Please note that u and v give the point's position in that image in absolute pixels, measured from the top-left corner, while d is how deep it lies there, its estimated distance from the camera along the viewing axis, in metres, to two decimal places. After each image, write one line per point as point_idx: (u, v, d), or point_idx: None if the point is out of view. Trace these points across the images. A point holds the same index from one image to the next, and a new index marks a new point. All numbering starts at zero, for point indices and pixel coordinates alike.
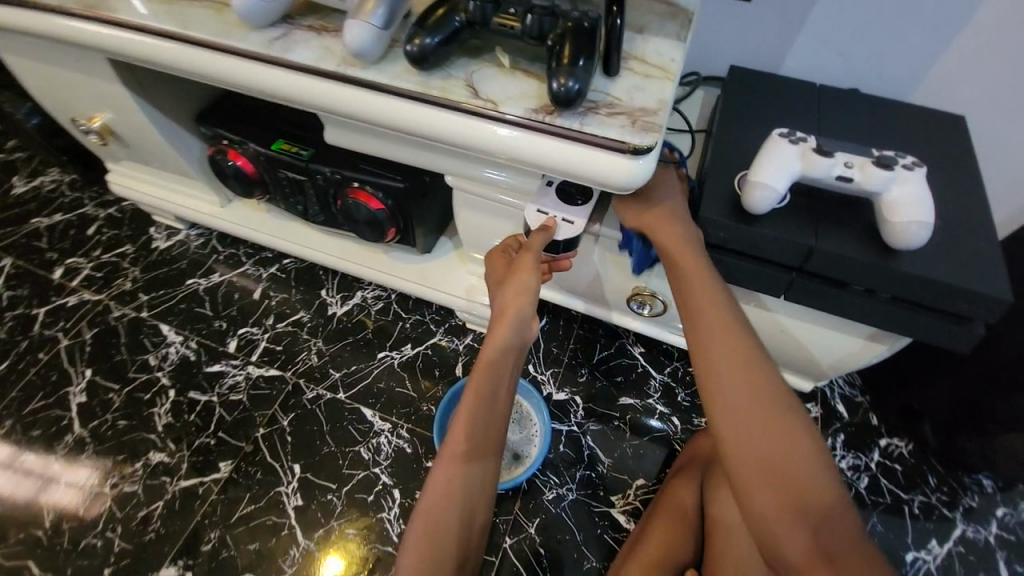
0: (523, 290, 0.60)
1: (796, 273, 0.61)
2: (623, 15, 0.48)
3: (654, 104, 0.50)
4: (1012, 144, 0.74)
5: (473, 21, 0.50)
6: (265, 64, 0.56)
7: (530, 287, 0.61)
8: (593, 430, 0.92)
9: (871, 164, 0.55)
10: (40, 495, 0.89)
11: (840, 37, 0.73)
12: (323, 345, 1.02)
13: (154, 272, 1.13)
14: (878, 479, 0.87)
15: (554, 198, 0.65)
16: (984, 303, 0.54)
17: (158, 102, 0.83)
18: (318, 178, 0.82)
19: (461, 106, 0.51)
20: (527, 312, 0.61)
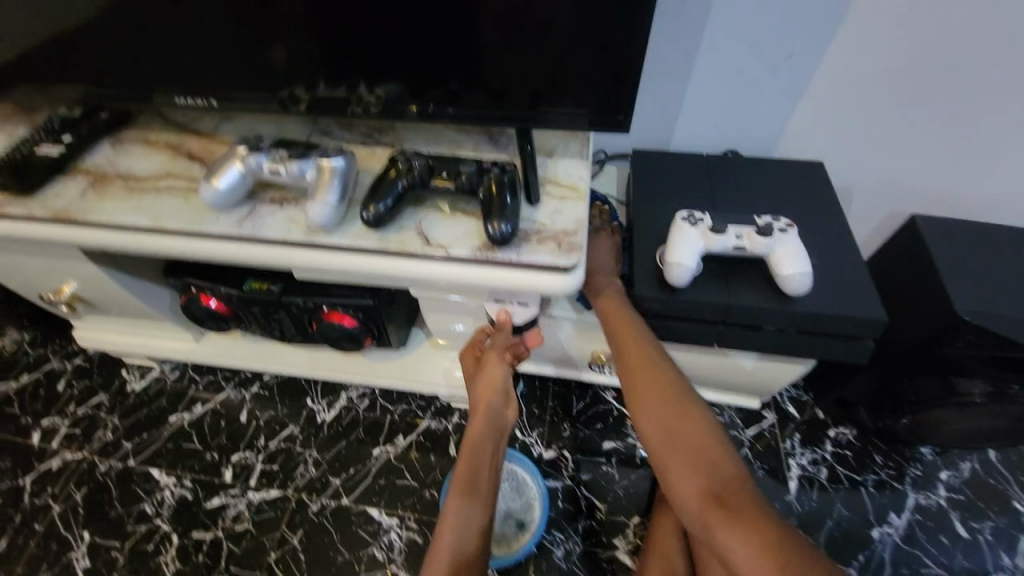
0: (494, 387, 0.71)
1: (723, 325, 0.73)
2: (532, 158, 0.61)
3: (573, 225, 0.62)
4: (862, 175, 0.92)
5: (414, 184, 0.60)
6: (240, 242, 0.64)
7: (499, 385, 0.72)
8: (585, 480, 1.00)
9: (755, 234, 0.69)
10: None
11: (711, 115, 0.89)
12: (318, 454, 1.06)
13: (134, 416, 1.14)
14: (835, 467, 1.00)
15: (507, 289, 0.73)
16: (866, 325, 0.68)
17: (125, 266, 0.89)
18: (292, 307, 0.88)
19: (418, 254, 0.60)
20: (499, 404, 0.71)
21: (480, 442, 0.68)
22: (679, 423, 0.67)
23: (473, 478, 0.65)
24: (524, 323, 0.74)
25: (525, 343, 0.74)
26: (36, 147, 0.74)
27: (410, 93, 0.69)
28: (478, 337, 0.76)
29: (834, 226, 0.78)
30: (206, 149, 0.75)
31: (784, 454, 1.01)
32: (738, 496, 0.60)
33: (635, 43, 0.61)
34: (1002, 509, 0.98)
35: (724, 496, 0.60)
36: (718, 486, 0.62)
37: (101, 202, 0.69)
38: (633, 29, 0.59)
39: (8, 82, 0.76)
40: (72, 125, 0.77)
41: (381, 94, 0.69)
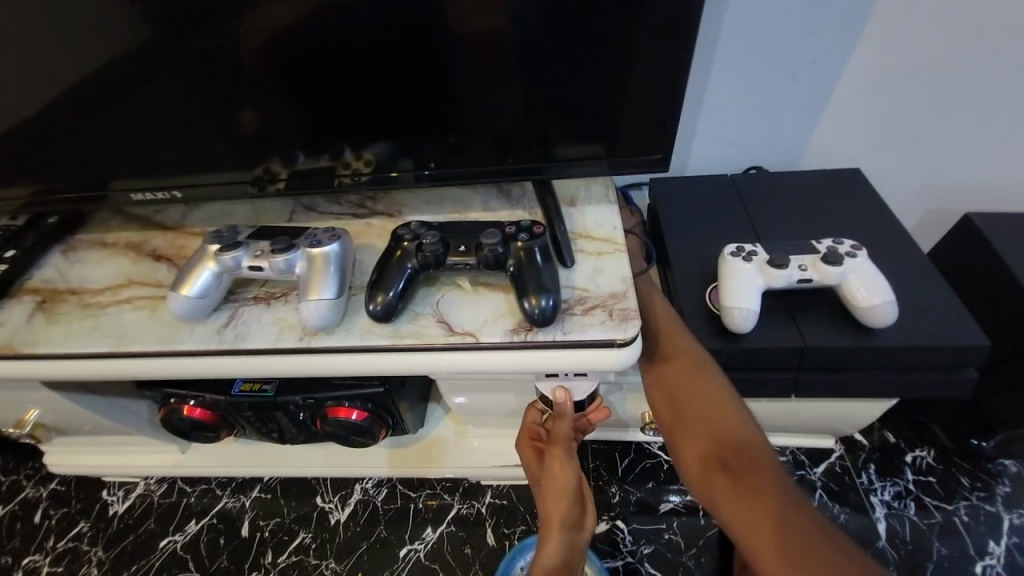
0: (567, 496, 0.61)
1: (798, 371, 0.64)
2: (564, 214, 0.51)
3: (621, 286, 0.52)
4: (898, 175, 0.85)
5: (427, 264, 0.50)
6: (222, 356, 0.53)
7: (571, 492, 0.61)
8: (648, 554, 0.87)
9: (821, 263, 0.61)
10: None
11: (730, 133, 0.82)
12: (337, 564, 0.92)
13: (120, 545, 0.99)
14: (922, 498, 0.89)
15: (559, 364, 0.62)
16: (963, 353, 0.59)
17: (91, 385, 0.76)
18: (291, 406, 0.76)
19: (440, 345, 0.50)
20: (574, 514, 0.61)
21: (560, 572, 0.57)
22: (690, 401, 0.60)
23: None
24: (585, 399, 0.63)
25: (590, 420, 0.65)
26: None
27: (404, 155, 0.60)
28: (532, 416, 0.68)
29: (893, 238, 0.70)
30: (173, 245, 0.64)
31: (864, 490, 0.90)
32: (752, 473, 0.53)
33: (660, 71, 0.53)
34: None
35: (733, 467, 0.54)
36: (729, 459, 0.55)
37: (50, 326, 0.58)
38: (657, 56, 0.52)
39: None
40: (13, 236, 0.66)
41: (370, 158, 0.60)
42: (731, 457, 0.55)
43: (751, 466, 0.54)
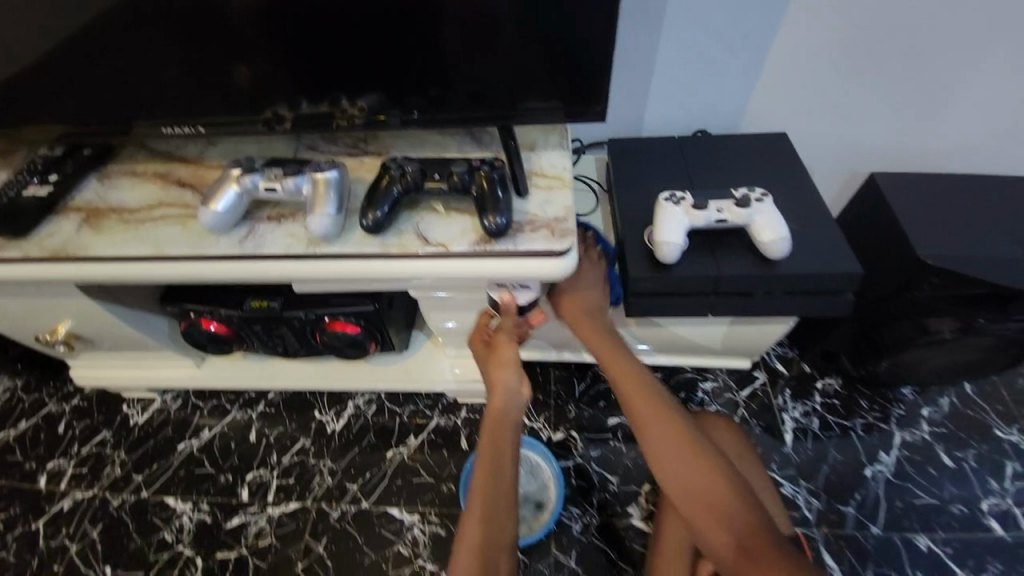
0: (507, 364, 0.74)
1: (714, 295, 0.77)
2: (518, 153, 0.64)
3: (563, 212, 0.65)
4: (822, 140, 0.98)
5: (409, 188, 0.63)
6: (243, 261, 0.66)
7: (513, 363, 0.75)
8: (595, 456, 1.04)
9: (735, 207, 0.73)
10: None
11: (678, 97, 0.94)
12: (333, 463, 1.08)
13: (142, 448, 1.13)
14: (826, 416, 1.06)
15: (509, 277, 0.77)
16: (844, 279, 0.73)
17: (121, 299, 0.89)
18: (295, 321, 0.90)
19: (419, 254, 0.63)
20: (513, 381, 0.74)
21: (500, 429, 0.71)
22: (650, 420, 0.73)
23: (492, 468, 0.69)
24: (528, 304, 0.79)
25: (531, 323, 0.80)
26: (22, 188, 0.74)
27: (392, 103, 0.71)
28: (482, 321, 0.82)
29: (803, 190, 0.84)
30: (195, 175, 0.76)
31: (779, 409, 1.07)
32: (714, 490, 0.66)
33: (600, 36, 0.64)
34: (988, 439, 1.03)
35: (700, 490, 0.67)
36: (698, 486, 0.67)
37: (96, 236, 0.70)
38: (596, 23, 0.63)
39: None
40: (56, 164, 0.77)
41: (363, 105, 0.71)
42: (692, 470, 0.68)
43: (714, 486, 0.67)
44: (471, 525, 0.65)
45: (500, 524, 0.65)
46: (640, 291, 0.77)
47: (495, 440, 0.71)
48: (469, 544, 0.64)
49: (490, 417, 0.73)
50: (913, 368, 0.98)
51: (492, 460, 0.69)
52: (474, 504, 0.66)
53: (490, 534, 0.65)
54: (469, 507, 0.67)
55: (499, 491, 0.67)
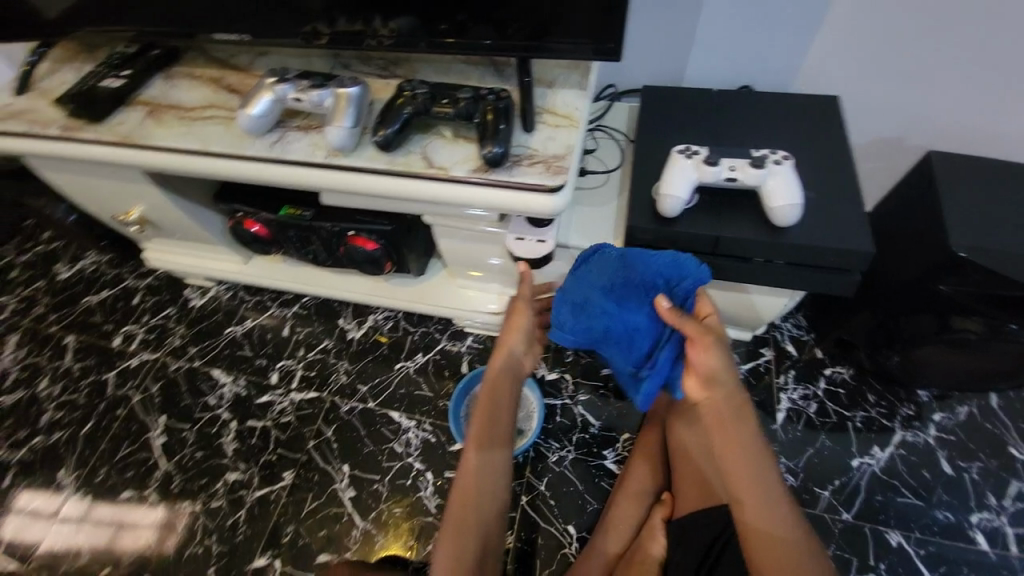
0: (518, 329, 0.81)
1: (712, 256, 0.76)
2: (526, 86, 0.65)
3: (563, 151, 0.67)
4: (881, 110, 0.90)
5: (419, 110, 0.67)
6: (272, 164, 0.73)
7: (523, 330, 0.81)
8: (582, 400, 1.09)
9: (748, 166, 0.71)
10: (116, 534, 1.08)
11: (724, 47, 0.88)
12: (349, 365, 1.21)
13: (196, 327, 1.32)
14: (826, 402, 1.04)
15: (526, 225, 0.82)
16: (854, 257, 0.70)
17: (182, 191, 1.02)
18: (322, 231, 0.99)
19: (421, 175, 0.68)
20: (519, 344, 0.81)
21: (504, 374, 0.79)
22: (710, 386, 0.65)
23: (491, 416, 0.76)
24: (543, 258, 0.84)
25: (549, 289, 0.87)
26: (102, 80, 0.85)
27: (421, 28, 0.73)
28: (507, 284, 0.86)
29: (838, 160, 0.79)
30: (243, 83, 0.83)
31: (777, 388, 1.06)
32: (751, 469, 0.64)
33: None
34: (997, 453, 0.99)
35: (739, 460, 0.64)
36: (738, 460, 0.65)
37: (157, 128, 0.80)
38: None
39: (69, 20, 0.85)
40: (130, 61, 0.87)
41: (394, 27, 0.74)
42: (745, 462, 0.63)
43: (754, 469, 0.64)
44: (475, 447, 0.74)
45: (498, 450, 0.74)
46: (639, 243, 0.78)
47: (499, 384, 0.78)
48: (468, 465, 0.73)
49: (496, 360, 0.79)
50: (930, 369, 0.93)
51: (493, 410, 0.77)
52: (476, 432, 0.75)
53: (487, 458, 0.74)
54: (472, 432, 0.75)
55: (498, 424, 0.76)
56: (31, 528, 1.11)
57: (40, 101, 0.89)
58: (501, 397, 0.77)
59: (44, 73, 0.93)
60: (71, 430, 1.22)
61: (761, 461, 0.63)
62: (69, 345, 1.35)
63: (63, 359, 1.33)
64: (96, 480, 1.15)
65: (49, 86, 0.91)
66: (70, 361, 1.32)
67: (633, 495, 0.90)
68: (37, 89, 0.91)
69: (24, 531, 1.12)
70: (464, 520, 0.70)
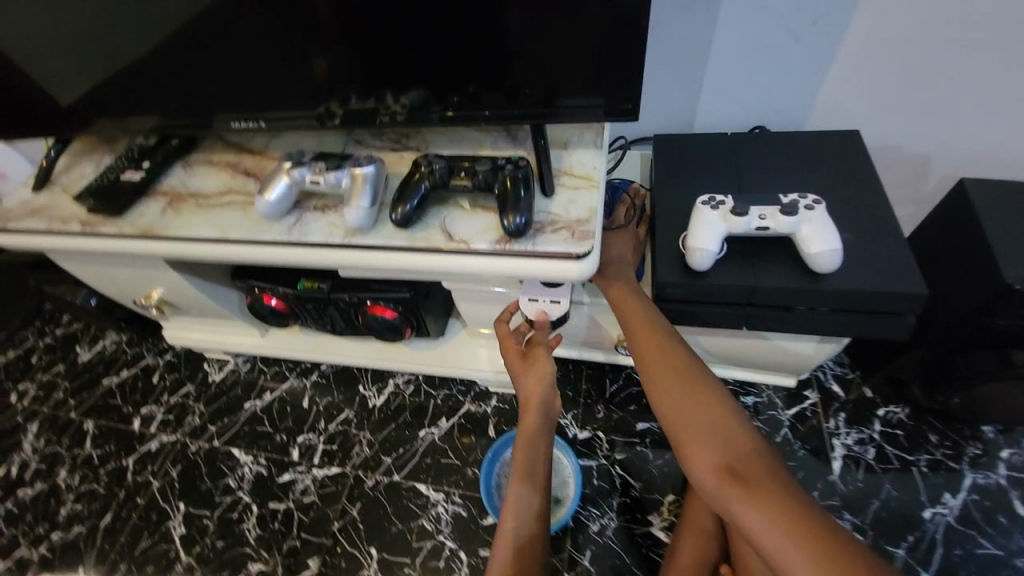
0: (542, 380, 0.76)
1: (750, 307, 0.72)
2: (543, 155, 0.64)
3: (586, 214, 0.65)
4: (903, 139, 0.88)
5: (437, 185, 0.66)
6: (290, 246, 0.73)
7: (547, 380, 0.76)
8: (619, 459, 1.03)
9: (779, 213, 0.68)
10: None
11: (733, 91, 0.88)
12: (371, 435, 1.16)
13: (215, 403, 1.29)
14: (884, 446, 0.96)
15: (539, 286, 0.79)
16: (906, 299, 0.66)
17: (200, 272, 1.02)
18: (341, 303, 0.98)
19: (442, 248, 0.66)
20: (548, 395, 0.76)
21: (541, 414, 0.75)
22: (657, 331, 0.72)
23: (532, 457, 0.73)
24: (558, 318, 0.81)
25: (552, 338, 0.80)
26: (122, 174, 0.86)
27: (432, 101, 0.74)
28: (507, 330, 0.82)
29: (868, 196, 0.76)
30: (259, 166, 0.84)
31: (828, 434, 0.99)
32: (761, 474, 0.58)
33: (635, 30, 0.62)
34: None
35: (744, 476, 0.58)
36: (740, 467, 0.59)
37: (176, 217, 0.81)
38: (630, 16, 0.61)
39: (91, 120, 0.87)
40: (150, 152, 0.89)
41: (406, 102, 0.74)
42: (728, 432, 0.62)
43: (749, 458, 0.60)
44: (514, 489, 0.71)
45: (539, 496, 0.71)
46: (670, 298, 0.74)
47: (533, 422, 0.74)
48: (512, 501, 0.70)
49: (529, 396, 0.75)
50: (996, 404, 0.86)
51: (531, 452, 0.73)
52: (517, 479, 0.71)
53: (529, 496, 0.70)
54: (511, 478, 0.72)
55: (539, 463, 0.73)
56: None
57: (62, 198, 0.91)
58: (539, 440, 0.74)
59: (66, 169, 0.96)
60: (88, 522, 1.17)
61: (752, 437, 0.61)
62: (88, 430, 1.33)
63: (82, 446, 1.30)
64: None
65: (71, 182, 0.94)
66: (88, 448, 1.30)
67: (687, 567, 0.82)
68: (59, 185, 0.93)
69: None
70: (518, 569, 0.64)
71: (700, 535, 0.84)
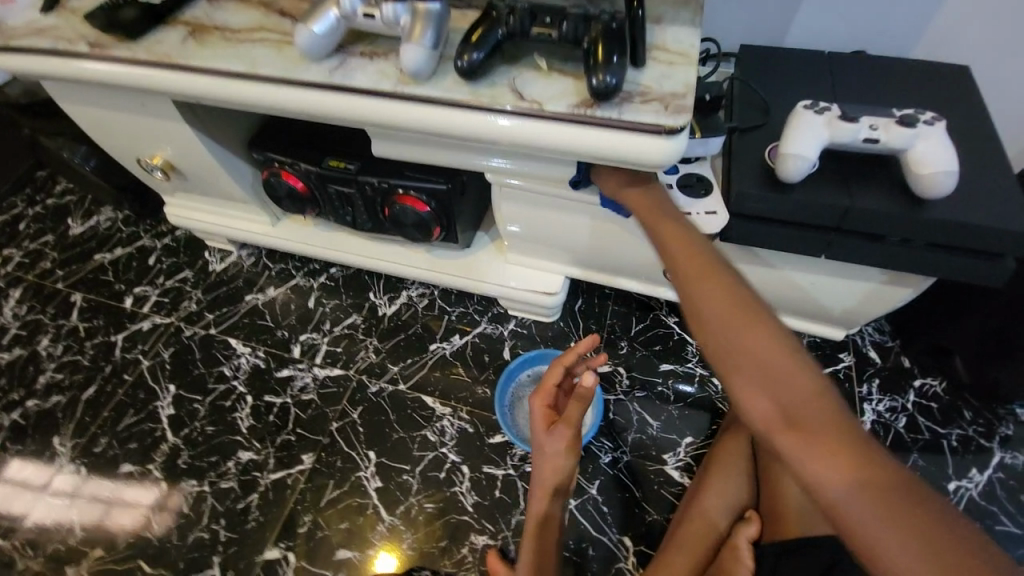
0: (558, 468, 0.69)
1: (835, 233, 0.65)
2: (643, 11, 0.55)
3: (682, 89, 0.56)
4: (1013, 84, 0.79)
5: (514, 32, 0.56)
6: (330, 91, 0.63)
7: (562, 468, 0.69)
8: (639, 396, 0.98)
9: (894, 125, 0.59)
10: (106, 503, 0.98)
11: (840, 4, 0.78)
12: (379, 343, 1.10)
13: (215, 292, 1.22)
14: (916, 417, 0.92)
15: (685, 197, 0.69)
16: (1014, 240, 0.59)
17: (215, 136, 0.92)
18: (367, 188, 0.89)
19: (510, 109, 0.57)
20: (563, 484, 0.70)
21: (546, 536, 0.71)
22: (671, 231, 0.59)
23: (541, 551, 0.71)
24: (702, 236, 0.67)
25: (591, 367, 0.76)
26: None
27: None
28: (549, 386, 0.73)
29: (979, 134, 0.68)
30: (297, 7, 0.74)
31: (859, 398, 0.95)
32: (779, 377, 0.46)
33: None
34: None
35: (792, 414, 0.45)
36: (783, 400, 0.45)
37: (199, 50, 0.71)
38: None
39: None
40: None
41: None
42: (746, 331, 0.48)
43: (782, 366, 0.47)
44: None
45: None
46: (747, 213, 0.66)
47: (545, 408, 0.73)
48: None
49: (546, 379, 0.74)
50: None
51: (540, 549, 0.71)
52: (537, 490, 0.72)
53: None
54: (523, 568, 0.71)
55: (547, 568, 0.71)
56: (21, 498, 1.01)
57: (68, 19, 0.80)
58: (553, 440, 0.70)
59: None
60: (71, 393, 1.12)
61: (775, 333, 0.48)
62: (76, 303, 1.25)
63: (68, 318, 1.23)
64: (94, 451, 1.04)
65: (78, 4, 0.82)
66: (75, 320, 1.22)
67: (707, 511, 0.77)
68: (65, 6, 0.82)
69: (11, 500, 1.01)
70: None
71: (727, 476, 0.79)
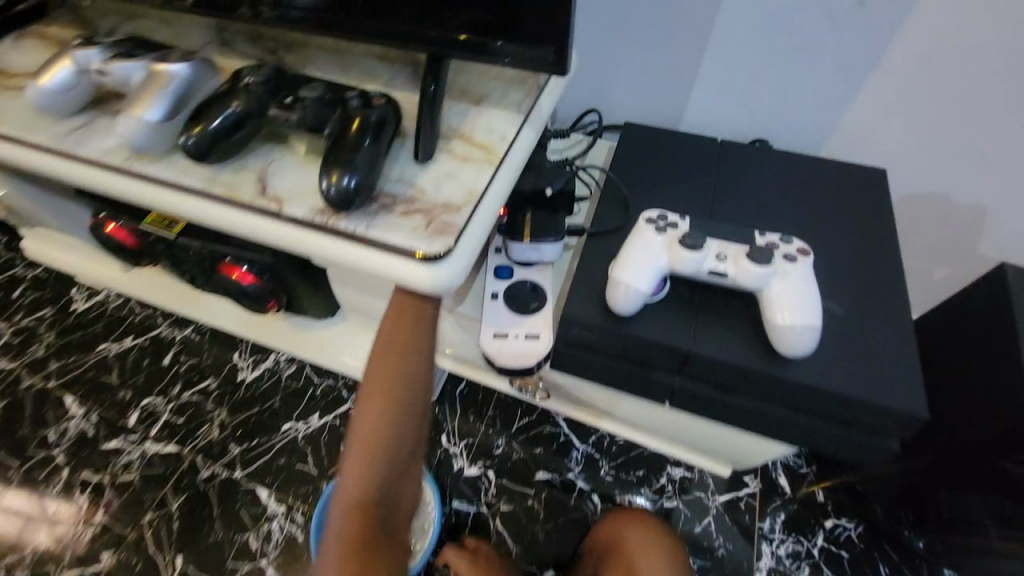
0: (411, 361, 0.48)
1: (679, 379, 0.52)
2: (437, 81, 0.47)
3: (460, 198, 0.44)
4: (942, 194, 0.66)
5: (251, 111, 0.45)
6: (58, 158, 0.51)
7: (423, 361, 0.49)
8: (503, 511, 0.83)
9: (744, 257, 0.47)
10: None
11: (740, 86, 0.65)
12: (227, 416, 0.96)
13: (68, 336, 1.08)
14: (821, 568, 0.78)
15: (505, 311, 0.56)
16: (892, 419, 0.46)
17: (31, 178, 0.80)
18: (190, 250, 0.75)
19: (246, 206, 0.45)
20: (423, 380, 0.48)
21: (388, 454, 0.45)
22: None
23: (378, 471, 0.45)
24: (515, 366, 0.55)
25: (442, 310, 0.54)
26: None
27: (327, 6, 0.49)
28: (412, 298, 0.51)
29: (884, 261, 0.54)
30: None
31: (758, 536, 0.80)
32: None
33: None
34: None
35: None
36: None
37: None
38: None
39: None
40: None
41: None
42: None
43: None
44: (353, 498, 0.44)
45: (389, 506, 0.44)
46: (577, 343, 0.53)
47: (397, 380, 0.47)
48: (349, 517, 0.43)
49: (386, 352, 0.48)
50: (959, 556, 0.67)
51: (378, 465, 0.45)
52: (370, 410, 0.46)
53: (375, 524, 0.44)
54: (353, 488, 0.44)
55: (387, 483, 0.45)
56: None
57: None
58: (400, 421, 0.46)
59: None
60: None
61: None
62: None
63: None
64: None
65: None
66: None
67: None
68: None
69: None
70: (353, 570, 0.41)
71: None
